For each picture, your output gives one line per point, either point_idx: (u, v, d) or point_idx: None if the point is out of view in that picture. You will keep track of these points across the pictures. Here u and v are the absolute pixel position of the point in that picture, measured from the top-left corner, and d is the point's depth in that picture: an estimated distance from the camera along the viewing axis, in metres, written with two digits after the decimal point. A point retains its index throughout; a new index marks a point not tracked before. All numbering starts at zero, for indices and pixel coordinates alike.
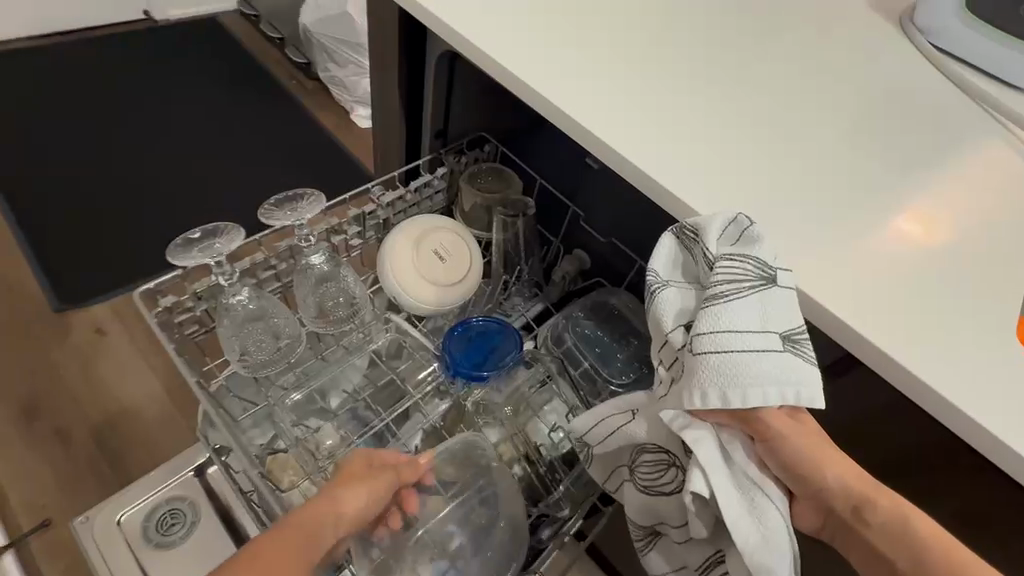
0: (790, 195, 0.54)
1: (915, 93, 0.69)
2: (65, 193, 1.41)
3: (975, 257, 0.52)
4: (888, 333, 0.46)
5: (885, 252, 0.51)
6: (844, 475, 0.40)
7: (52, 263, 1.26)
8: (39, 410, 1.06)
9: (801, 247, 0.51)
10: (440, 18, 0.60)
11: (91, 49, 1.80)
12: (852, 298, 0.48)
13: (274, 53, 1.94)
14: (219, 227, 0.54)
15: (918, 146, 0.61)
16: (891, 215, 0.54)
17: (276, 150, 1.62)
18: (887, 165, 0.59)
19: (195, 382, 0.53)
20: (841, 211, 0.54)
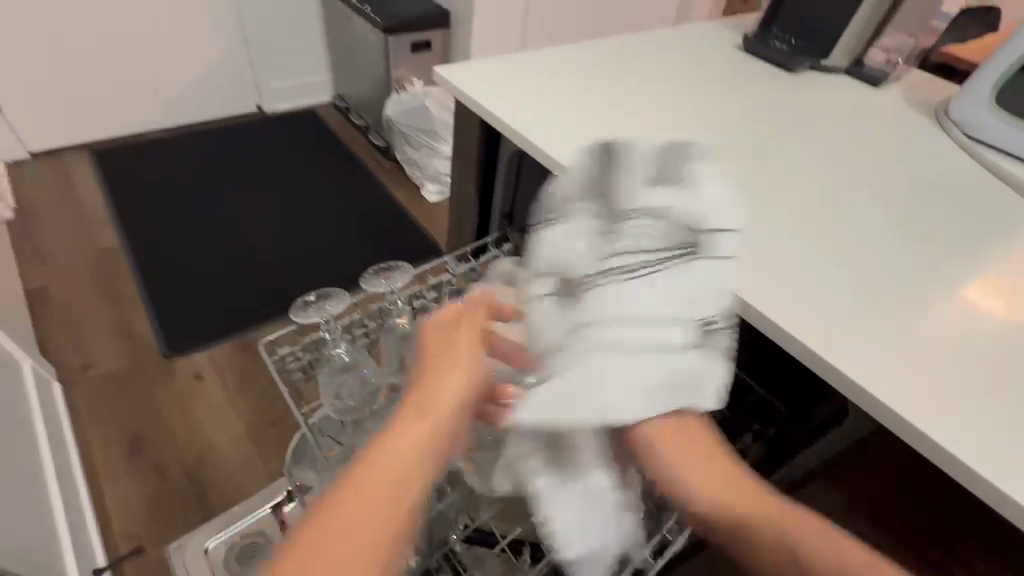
0: (820, 279, 0.60)
1: (945, 190, 0.76)
2: (178, 255, 1.63)
3: (1006, 343, 0.56)
4: (921, 408, 0.50)
5: (914, 334, 0.56)
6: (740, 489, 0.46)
7: (164, 315, 1.45)
8: (142, 445, 1.20)
9: (834, 325, 0.56)
10: (513, 127, 0.73)
11: (211, 135, 2.13)
12: (886, 374, 0.52)
13: (359, 138, 2.23)
14: (330, 293, 0.67)
15: (947, 240, 0.67)
16: (918, 301, 0.59)
17: (355, 222, 1.83)
18: (914, 255, 0.64)
19: (298, 417, 0.64)
20: (870, 295, 0.59)
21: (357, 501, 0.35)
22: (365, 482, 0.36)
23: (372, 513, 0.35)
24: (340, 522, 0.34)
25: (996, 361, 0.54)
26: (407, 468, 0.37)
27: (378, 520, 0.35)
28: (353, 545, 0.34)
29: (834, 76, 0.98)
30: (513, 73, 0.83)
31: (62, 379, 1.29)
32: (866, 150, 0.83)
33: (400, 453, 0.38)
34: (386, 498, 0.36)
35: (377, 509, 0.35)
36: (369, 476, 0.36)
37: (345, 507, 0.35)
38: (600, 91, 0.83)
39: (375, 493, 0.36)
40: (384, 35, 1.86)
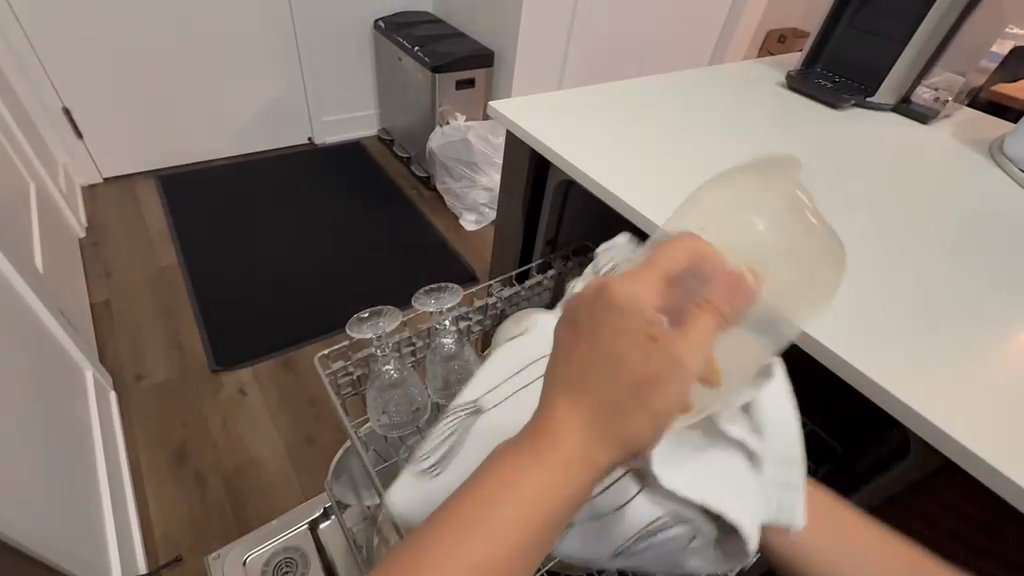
0: (874, 313, 0.60)
1: (1000, 225, 0.75)
2: (230, 274, 1.72)
3: None
4: (990, 448, 0.48)
5: (976, 371, 0.55)
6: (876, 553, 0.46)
7: (214, 331, 1.52)
8: (187, 455, 1.24)
9: (893, 359, 0.55)
10: (564, 157, 0.76)
11: (265, 163, 2.27)
12: (948, 408, 0.51)
13: (403, 169, 2.33)
14: (383, 310, 0.69)
15: (1002, 276, 0.67)
16: (978, 339, 0.58)
17: (396, 248, 1.89)
18: (970, 293, 0.64)
19: (348, 432, 0.65)
20: (927, 331, 0.59)
21: (510, 503, 0.27)
22: (515, 485, 0.28)
23: (526, 517, 0.27)
24: (489, 523, 0.27)
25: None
26: (572, 472, 0.27)
27: (533, 520, 0.27)
28: (505, 545, 0.27)
29: (881, 113, 0.99)
30: (562, 108, 0.86)
31: (117, 389, 1.35)
32: (917, 186, 0.82)
33: (565, 456, 0.27)
34: (545, 503, 0.27)
35: (536, 510, 0.27)
36: (522, 473, 0.28)
37: (495, 504, 0.28)
38: (645, 125, 0.86)
39: (533, 499, 0.27)
40: (432, 73, 1.96)
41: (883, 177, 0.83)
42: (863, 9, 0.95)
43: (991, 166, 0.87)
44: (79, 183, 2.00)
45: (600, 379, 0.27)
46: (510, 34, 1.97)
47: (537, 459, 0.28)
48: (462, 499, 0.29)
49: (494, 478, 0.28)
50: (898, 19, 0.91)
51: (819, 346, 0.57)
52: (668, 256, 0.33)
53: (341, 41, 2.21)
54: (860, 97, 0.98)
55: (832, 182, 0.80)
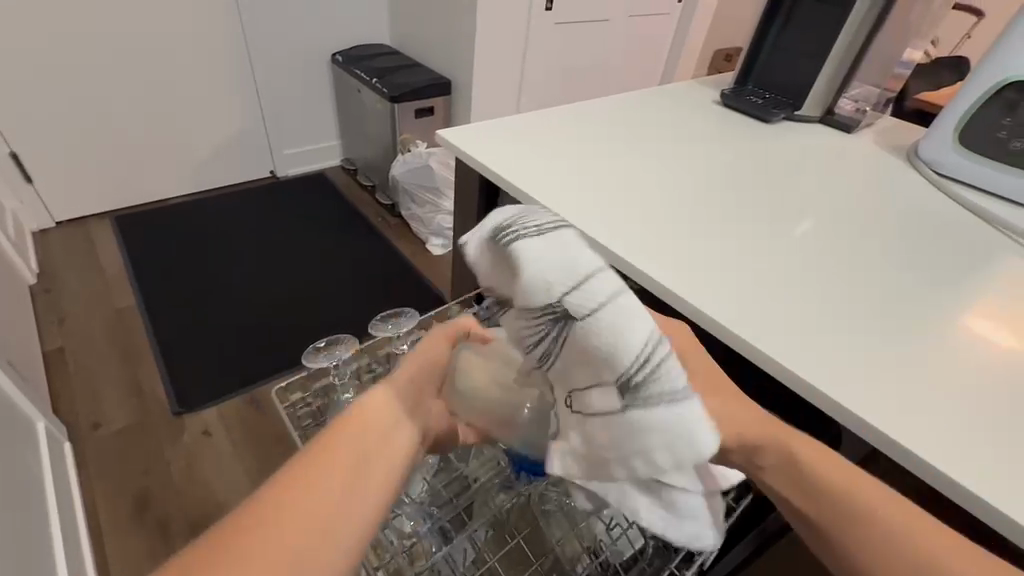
0: (805, 315, 0.63)
1: (915, 222, 0.81)
2: (192, 313, 1.68)
3: (980, 361, 0.59)
4: (920, 441, 0.50)
5: (901, 366, 0.58)
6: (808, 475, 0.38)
7: (176, 372, 1.48)
8: (149, 503, 1.19)
9: (826, 362, 0.57)
10: (511, 181, 0.79)
11: (226, 198, 2.25)
12: (877, 397, 0.54)
13: (367, 197, 2.35)
14: (340, 338, 0.70)
15: (920, 270, 0.72)
16: (901, 334, 0.62)
17: (363, 276, 1.89)
18: (891, 292, 0.68)
19: None
20: (854, 331, 0.62)
21: (317, 476, 0.29)
22: (329, 458, 0.30)
23: (335, 490, 0.29)
24: (298, 504, 0.28)
25: (987, 389, 0.56)
26: (383, 443, 0.32)
27: (337, 494, 0.29)
28: (309, 519, 0.28)
29: (809, 125, 1.05)
30: (509, 134, 0.90)
31: (72, 439, 1.29)
32: (844, 193, 0.87)
33: (375, 429, 0.33)
34: (351, 472, 0.30)
35: (347, 484, 0.30)
36: (335, 450, 0.31)
37: (300, 483, 0.29)
38: (589, 147, 0.90)
39: (345, 476, 0.30)
40: (391, 102, 2.00)
41: (812, 186, 0.88)
42: (784, 32, 1.02)
43: (908, 168, 0.94)
44: (30, 228, 1.94)
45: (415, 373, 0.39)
46: (465, 63, 2.02)
47: (349, 436, 0.32)
48: (251, 509, 0.28)
49: (304, 465, 0.30)
50: (815, 39, 0.99)
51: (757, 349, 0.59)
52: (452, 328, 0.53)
53: (300, 75, 2.24)
54: (789, 110, 1.05)
55: (763, 194, 0.85)
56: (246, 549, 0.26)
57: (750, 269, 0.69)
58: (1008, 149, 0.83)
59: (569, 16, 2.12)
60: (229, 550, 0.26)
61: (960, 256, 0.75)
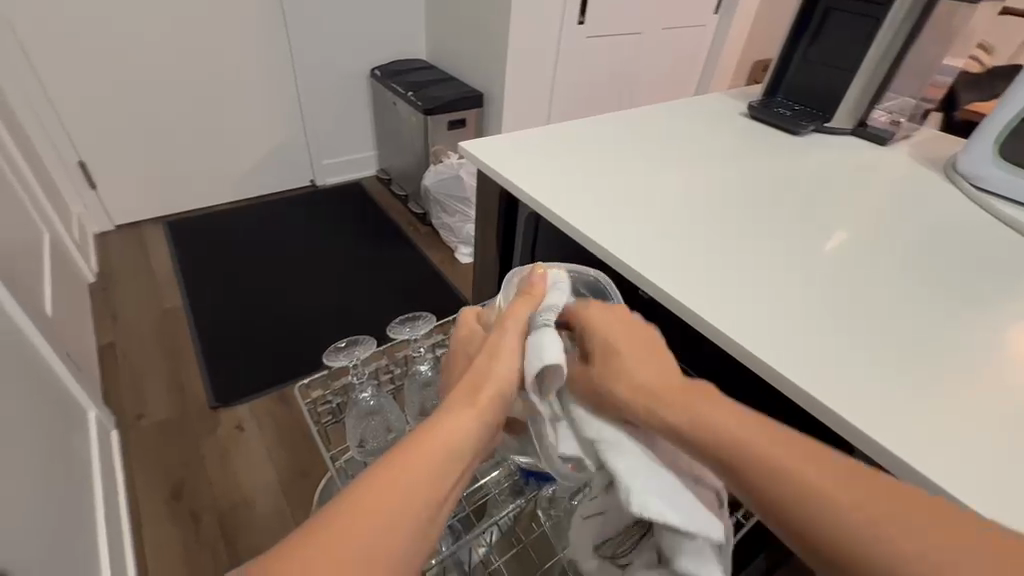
0: (819, 332, 0.62)
1: (946, 238, 0.79)
2: (233, 313, 1.78)
3: (1003, 381, 0.57)
4: (928, 466, 0.49)
5: (916, 388, 0.56)
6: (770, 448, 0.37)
7: (214, 369, 1.56)
8: (184, 492, 1.26)
9: (835, 382, 0.56)
10: (529, 192, 0.81)
11: (268, 206, 2.37)
12: (888, 416, 0.53)
13: (399, 206, 2.42)
14: (359, 339, 0.73)
15: (946, 289, 0.70)
16: (920, 355, 0.60)
17: (392, 283, 1.95)
18: (912, 311, 0.66)
19: (325, 460, 0.68)
20: (869, 350, 0.60)
21: (415, 467, 0.38)
22: (412, 468, 0.38)
23: (432, 476, 0.38)
24: (399, 489, 0.36)
25: (1008, 418, 0.53)
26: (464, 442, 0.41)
27: (431, 482, 0.38)
28: (412, 499, 0.36)
29: (840, 138, 1.03)
30: (530, 147, 0.92)
31: (119, 428, 1.38)
32: (872, 208, 0.85)
33: (455, 431, 0.41)
34: (444, 464, 0.39)
35: (439, 474, 0.39)
36: (428, 448, 0.40)
37: (401, 471, 0.37)
38: (608, 159, 0.91)
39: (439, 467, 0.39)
40: (424, 115, 2.06)
41: (838, 200, 0.86)
42: (815, 44, 1.01)
43: (944, 182, 0.90)
44: (92, 231, 2.10)
45: (486, 377, 0.46)
46: (498, 76, 2.07)
47: (438, 437, 0.41)
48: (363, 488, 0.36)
49: (400, 459, 0.38)
50: (847, 51, 0.97)
51: (769, 361, 0.59)
52: (526, 283, 0.55)
53: (340, 89, 2.35)
54: (818, 122, 1.03)
55: (786, 208, 0.84)
56: (363, 521, 0.34)
57: (764, 284, 0.68)
58: None
59: (601, 30, 2.14)
60: (349, 525, 0.34)
61: (992, 278, 0.72)
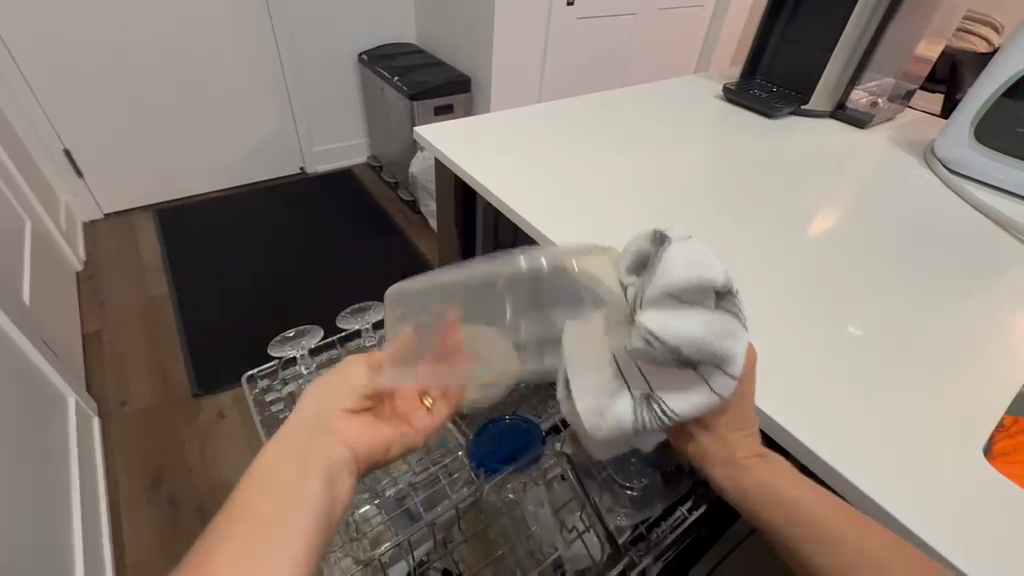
0: (764, 322, 0.60)
1: (918, 225, 0.76)
2: (218, 300, 1.78)
3: (955, 376, 0.56)
4: (857, 466, 0.48)
5: (848, 379, 0.55)
6: (818, 508, 0.41)
7: (197, 357, 1.57)
8: (163, 478, 1.27)
9: (770, 377, 0.54)
10: (483, 179, 0.79)
11: (257, 193, 2.37)
12: (829, 415, 0.51)
13: (389, 193, 2.40)
14: (308, 329, 0.72)
15: (907, 277, 0.68)
16: (865, 346, 0.58)
17: (377, 270, 1.94)
18: (858, 299, 0.64)
19: None
20: (810, 339, 0.58)
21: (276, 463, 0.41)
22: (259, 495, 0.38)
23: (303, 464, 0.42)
24: (268, 490, 0.39)
25: (951, 415, 0.52)
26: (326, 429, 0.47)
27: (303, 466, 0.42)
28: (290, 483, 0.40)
29: (817, 121, 1.00)
30: (491, 132, 0.90)
31: (102, 415, 1.40)
32: (841, 193, 0.82)
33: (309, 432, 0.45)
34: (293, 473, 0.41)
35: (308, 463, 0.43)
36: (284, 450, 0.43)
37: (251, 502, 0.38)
38: (571, 143, 0.89)
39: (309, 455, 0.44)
40: (410, 101, 2.04)
41: (807, 186, 0.83)
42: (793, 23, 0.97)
43: (922, 167, 0.87)
44: (80, 219, 2.11)
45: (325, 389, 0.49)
46: (485, 60, 2.03)
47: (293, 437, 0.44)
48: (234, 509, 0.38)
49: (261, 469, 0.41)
50: (825, 29, 0.93)
51: None
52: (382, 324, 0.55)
53: (328, 75, 2.32)
54: (795, 104, 1.00)
55: (754, 193, 0.81)
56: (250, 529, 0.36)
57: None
58: None
59: (591, 10, 2.08)
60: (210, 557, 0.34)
61: (957, 266, 0.69)
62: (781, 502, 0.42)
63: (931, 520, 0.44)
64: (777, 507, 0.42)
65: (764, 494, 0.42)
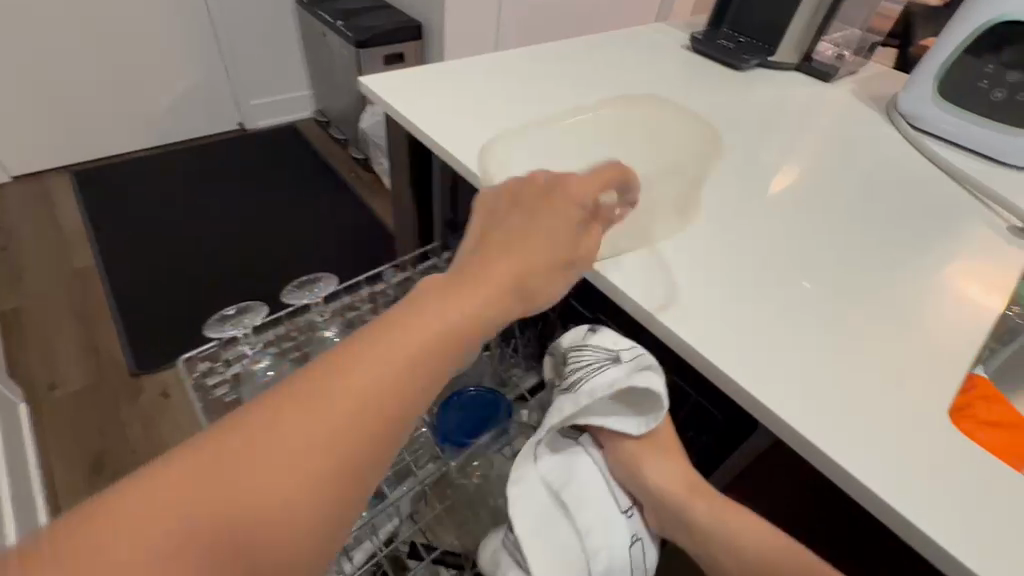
0: (724, 283, 0.58)
1: (880, 181, 0.76)
2: (153, 270, 1.64)
3: (917, 332, 0.56)
4: (823, 431, 0.47)
5: (810, 340, 0.54)
6: (750, 528, 0.46)
7: (134, 333, 1.45)
8: (106, 464, 1.19)
9: (727, 342, 0.53)
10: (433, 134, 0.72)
11: (190, 152, 2.16)
12: (800, 378, 0.50)
13: (338, 150, 2.24)
14: (248, 306, 0.65)
15: (870, 234, 0.67)
16: (830, 303, 0.58)
17: (329, 233, 1.83)
18: (812, 256, 0.63)
19: None
20: (767, 298, 0.57)
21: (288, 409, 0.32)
22: (311, 403, 0.33)
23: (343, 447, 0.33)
24: (328, 410, 0.33)
25: (915, 372, 0.52)
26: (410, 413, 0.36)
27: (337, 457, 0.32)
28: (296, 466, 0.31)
29: (783, 74, 0.97)
30: (445, 82, 0.82)
31: (29, 400, 1.28)
32: (807, 149, 0.80)
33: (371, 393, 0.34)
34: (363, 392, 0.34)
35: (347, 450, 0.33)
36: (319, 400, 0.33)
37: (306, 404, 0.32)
38: (533, 95, 0.83)
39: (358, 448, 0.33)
40: (357, 48, 1.88)
41: (775, 143, 0.81)
42: None
43: (884, 121, 0.86)
44: None
45: (452, 310, 0.39)
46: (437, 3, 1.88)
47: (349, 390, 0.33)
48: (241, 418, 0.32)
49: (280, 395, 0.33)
50: None
51: (679, 321, 0.54)
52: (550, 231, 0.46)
53: (262, 19, 2.10)
54: (761, 56, 0.96)
55: (722, 149, 0.78)
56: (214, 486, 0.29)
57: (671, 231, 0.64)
58: (989, 99, 0.77)
59: None
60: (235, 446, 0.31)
61: (917, 221, 0.69)
62: (736, 539, 0.46)
63: (901, 478, 0.44)
64: (716, 530, 0.47)
65: (722, 533, 0.47)
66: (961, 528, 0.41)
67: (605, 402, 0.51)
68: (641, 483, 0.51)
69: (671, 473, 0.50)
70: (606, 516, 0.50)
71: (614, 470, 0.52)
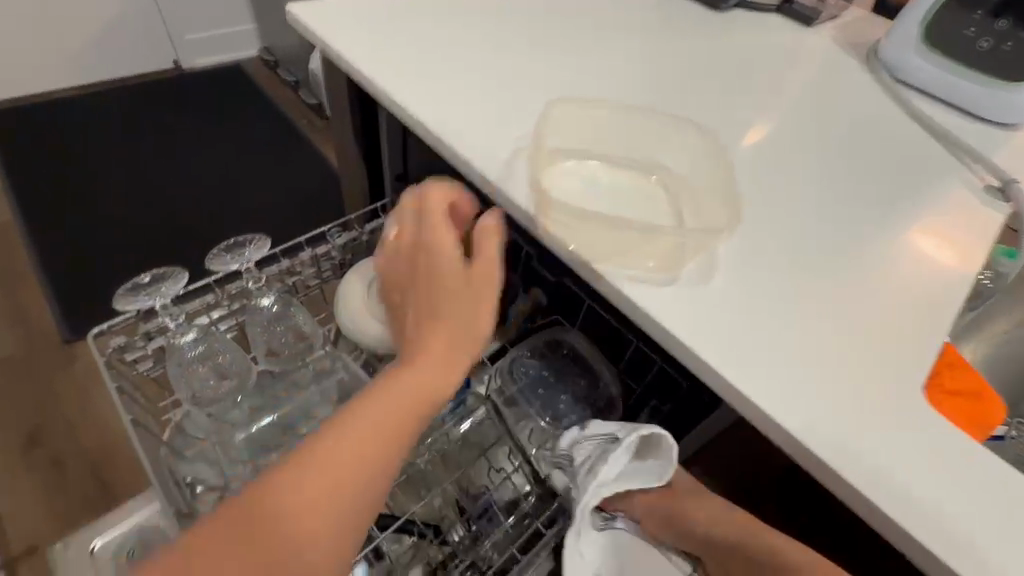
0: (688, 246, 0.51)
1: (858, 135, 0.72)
2: (82, 226, 1.49)
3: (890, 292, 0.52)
4: (787, 406, 0.43)
5: (781, 308, 0.49)
6: (775, 543, 0.47)
7: (64, 295, 1.33)
8: (41, 436, 1.11)
9: (693, 313, 0.47)
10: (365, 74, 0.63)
11: (120, 92, 1.94)
12: (775, 349, 0.46)
13: (287, 92, 2.04)
14: (167, 273, 0.58)
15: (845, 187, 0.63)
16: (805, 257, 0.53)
17: (280, 184, 1.69)
18: (789, 221, 0.56)
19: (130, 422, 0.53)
20: (736, 262, 0.51)
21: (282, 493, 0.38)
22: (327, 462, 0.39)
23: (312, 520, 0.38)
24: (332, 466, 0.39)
25: (889, 337, 0.49)
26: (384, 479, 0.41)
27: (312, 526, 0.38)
28: (314, 512, 0.38)
29: (764, 16, 0.90)
30: (391, 15, 0.72)
31: None
32: (786, 100, 0.75)
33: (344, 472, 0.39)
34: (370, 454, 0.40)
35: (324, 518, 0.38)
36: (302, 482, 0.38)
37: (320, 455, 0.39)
38: (492, 31, 0.73)
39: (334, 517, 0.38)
40: None
41: (754, 92, 0.75)
42: None
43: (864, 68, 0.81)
44: None
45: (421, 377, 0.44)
46: None
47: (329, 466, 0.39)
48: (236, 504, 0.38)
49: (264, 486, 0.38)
50: None
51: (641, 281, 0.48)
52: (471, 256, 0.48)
53: None
54: None
55: (697, 97, 0.71)
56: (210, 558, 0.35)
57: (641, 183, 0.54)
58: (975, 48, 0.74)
59: None
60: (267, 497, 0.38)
61: (892, 178, 0.66)
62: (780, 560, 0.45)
63: (870, 457, 0.42)
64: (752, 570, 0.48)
65: (768, 554, 0.46)
66: (920, 504, 0.40)
67: (621, 475, 0.54)
68: (678, 531, 0.53)
69: (717, 521, 0.52)
70: (657, 571, 0.52)
71: (661, 532, 0.55)
